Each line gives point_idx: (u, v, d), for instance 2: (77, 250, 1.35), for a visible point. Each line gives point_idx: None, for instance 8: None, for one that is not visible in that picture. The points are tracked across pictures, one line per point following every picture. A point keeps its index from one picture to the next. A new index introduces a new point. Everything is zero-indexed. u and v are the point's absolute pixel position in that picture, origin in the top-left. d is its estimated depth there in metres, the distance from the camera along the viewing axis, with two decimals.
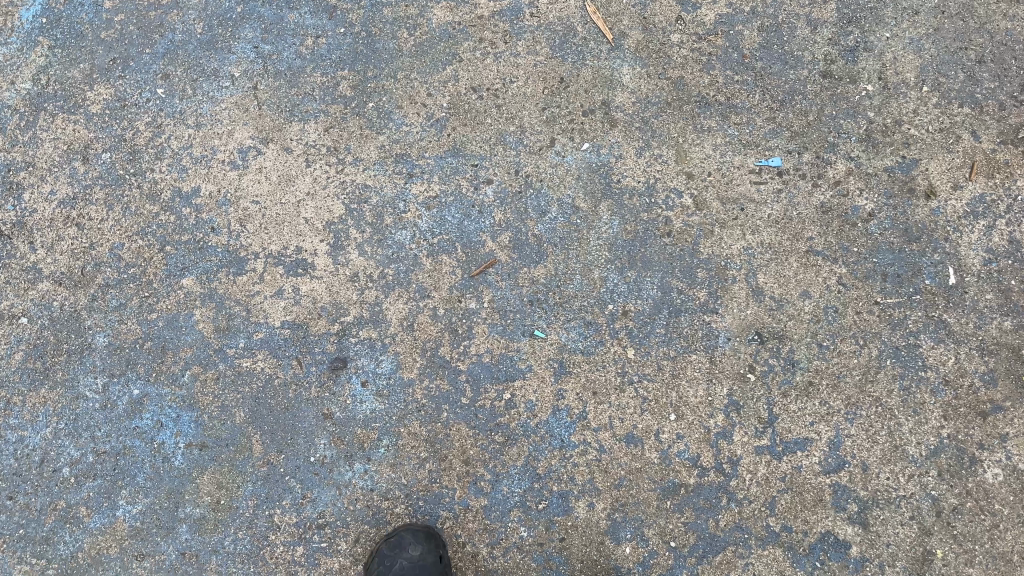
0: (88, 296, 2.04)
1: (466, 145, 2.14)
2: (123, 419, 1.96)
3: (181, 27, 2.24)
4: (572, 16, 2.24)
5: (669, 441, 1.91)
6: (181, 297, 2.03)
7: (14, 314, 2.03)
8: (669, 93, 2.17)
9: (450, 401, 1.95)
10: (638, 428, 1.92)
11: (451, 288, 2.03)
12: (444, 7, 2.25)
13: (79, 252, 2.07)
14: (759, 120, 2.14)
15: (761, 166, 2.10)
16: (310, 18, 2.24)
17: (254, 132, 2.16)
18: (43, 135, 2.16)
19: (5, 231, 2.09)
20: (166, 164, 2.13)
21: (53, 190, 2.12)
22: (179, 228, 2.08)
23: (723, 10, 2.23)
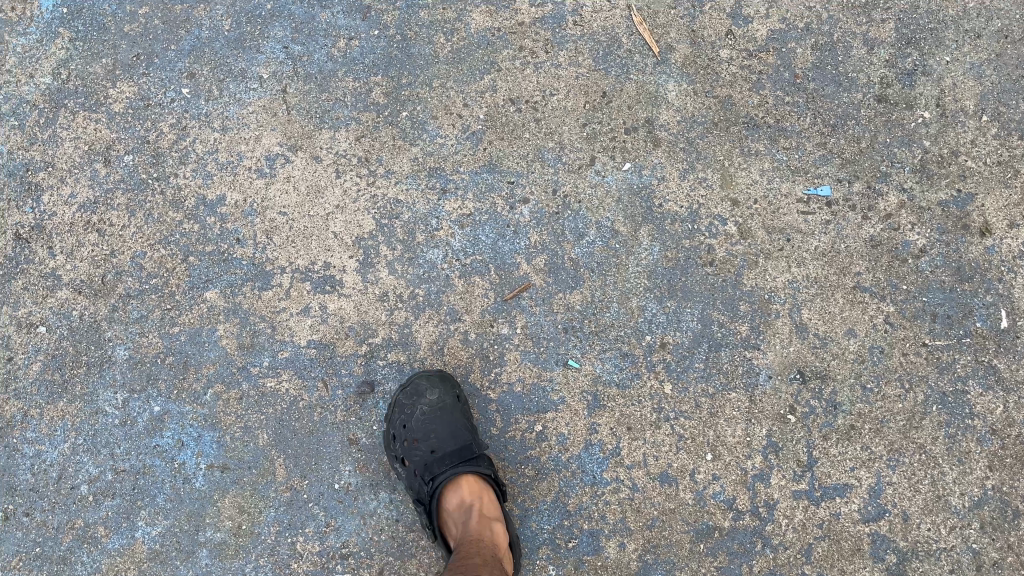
0: (108, 306, 1.97)
1: (502, 160, 2.05)
2: (143, 436, 1.91)
3: (207, 23, 2.14)
4: (617, 26, 2.13)
5: (704, 482, 1.86)
6: (204, 311, 1.97)
7: (32, 322, 1.97)
8: (717, 112, 2.08)
9: (480, 430, 1.90)
10: (672, 467, 1.87)
11: (483, 312, 1.96)
12: (484, 11, 2.14)
13: (99, 260, 2.00)
14: (809, 145, 2.05)
15: (810, 195, 2.02)
16: (342, 18, 2.14)
17: (282, 138, 2.07)
18: (63, 134, 2.08)
19: (23, 234, 2.02)
20: (190, 169, 2.05)
21: (73, 193, 2.04)
22: (203, 238, 2.01)
23: (776, 25, 2.12)
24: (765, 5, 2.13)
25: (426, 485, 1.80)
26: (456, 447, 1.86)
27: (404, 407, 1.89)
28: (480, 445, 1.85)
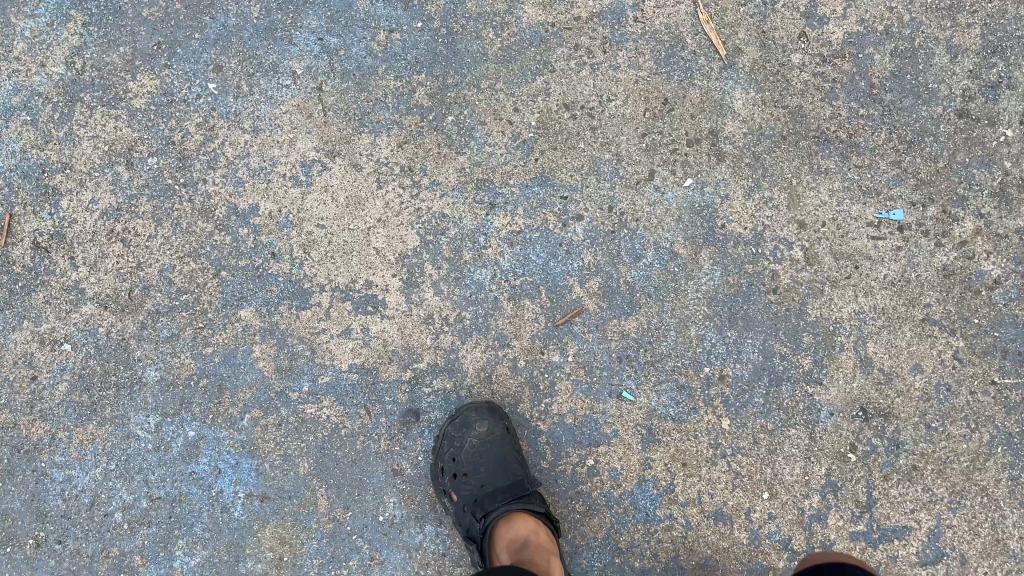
0: (137, 324, 1.87)
1: (556, 172, 1.91)
2: (178, 462, 1.83)
3: (234, 9, 1.96)
4: (682, 25, 1.96)
5: (759, 521, 1.82)
6: (238, 330, 1.86)
7: (55, 339, 1.86)
8: (786, 124, 1.93)
9: (530, 463, 1.84)
10: (728, 505, 1.82)
11: (533, 338, 1.86)
12: (537, 3, 1.96)
13: (125, 273, 1.88)
14: (882, 163, 1.93)
15: (881, 219, 1.90)
16: (382, 8, 1.96)
17: (319, 142, 1.92)
18: (80, 131, 1.92)
19: (41, 243, 1.89)
20: (220, 175, 1.91)
21: (94, 199, 1.90)
22: (236, 251, 1.89)
23: (853, 28, 1.96)
24: (843, 5, 1.96)
25: (479, 522, 1.72)
26: (507, 482, 1.79)
27: (452, 441, 1.80)
28: (532, 481, 1.77)
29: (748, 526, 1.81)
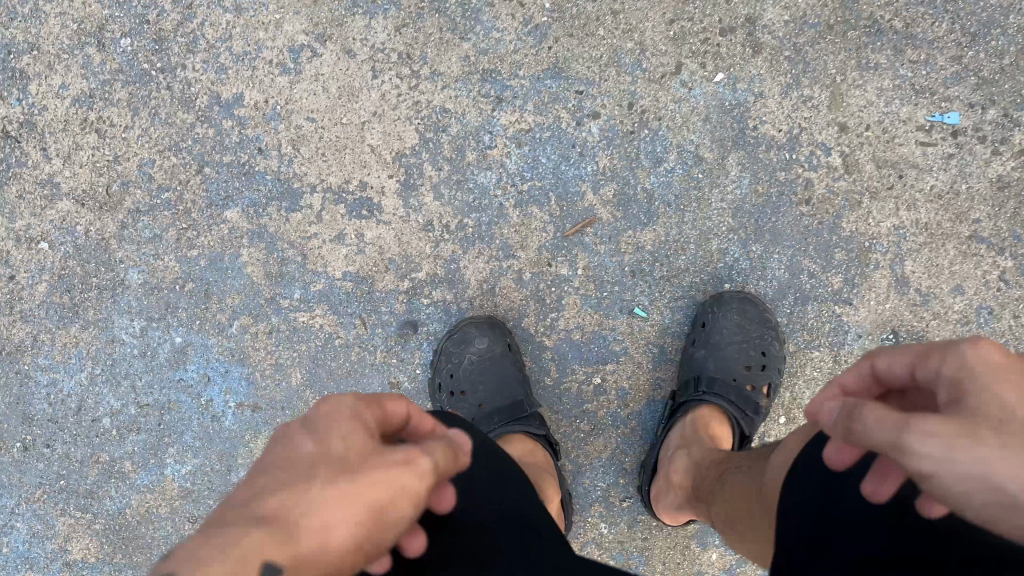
0: (117, 223, 1.74)
1: (571, 64, 1.71)
2: (165, 369, 1.76)
3: None
4: None
5: (778, 358, 1.71)
6: (224, 233, 1.74)
7: (32, 237, 1.75)
8: (834, 11, 1.69)
9: (534, 380, 1.74)
10: (740, 361, 1.72)
11: (540, 248, 1.72)
12: None
13: (102, 167, 1.74)
14: (941, 59, 1.70)
15: (933, 123, 1.70)
16: None
17: (307, 25, 1.72)
18: (45, 8, 1.73)
19: (11, 132, 1.74)
20: (200, 60, 1.73)
21: (65, 84, 1.74)
22: (220, 146, 1.74)
23: None
24: None
25: None
26: (507, 402, 1.72)
27: (451, 355, 1.72)
28: (532, 403, 1.70)
29: (766, 386, 1.70)
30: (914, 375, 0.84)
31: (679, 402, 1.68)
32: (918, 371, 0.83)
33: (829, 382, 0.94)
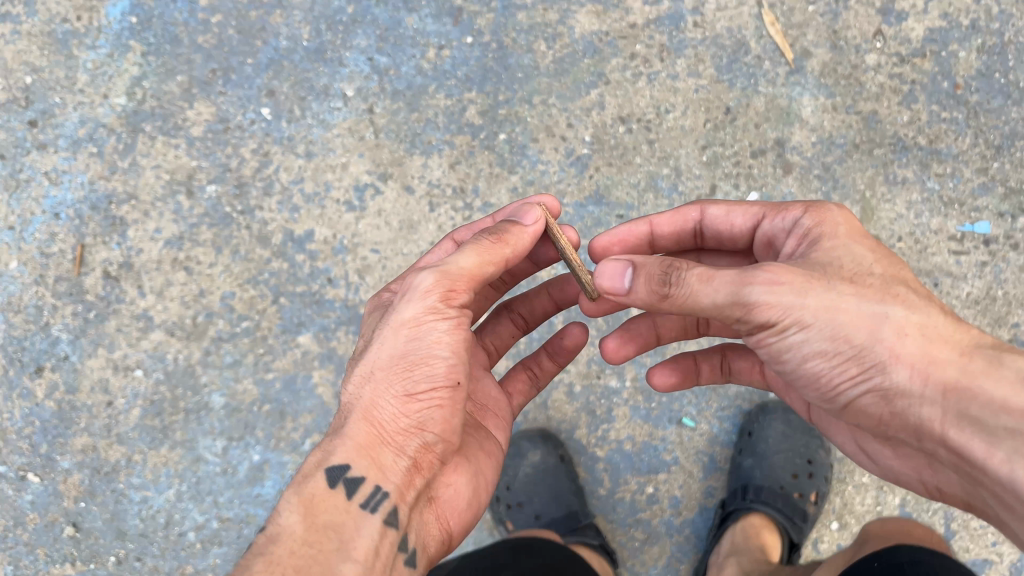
0: (202, 350, 1.92)
1: (611, 190, 1.86)
2: (244, 485, 1.90)
3: (285, 32, 1.97)
4: (745, 28, 1.88)
5: (823, 465, 1.77)
6: (298, 356, 1.90)
7: (128, 365, 1.94)
8: (859, 132, 1.83)
9: (588, 491, 1.81)
10: (788, 470, 1.78)
11: (589, 363, 1.81)
12: (591, 12, 1.91)
13: (189, 301, 1.93)
14: (967, 171, 1.82)
15: (965, 231, 1.79)
16: (431, 24, 1.94)
17: (371, 165, 1.92)
18: (144, 162, 1.98)
19: (112, 272, 1.96)
20: (275, 201, 1.94)
21: (158, 228, 1.96)
22: (293, 277, 1.91)
23: (936, 24, 1.86)
24: None
25: None
26: (561, 513, 1.77)
27: (508, 470, 1.86)
28: (587, 513, 1.77)
29: (814, 495, 1.74)
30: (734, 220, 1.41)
31: (730, 509, 1.73)
32: (706, 216, 1.44)
33: (649, 222, 1.48)
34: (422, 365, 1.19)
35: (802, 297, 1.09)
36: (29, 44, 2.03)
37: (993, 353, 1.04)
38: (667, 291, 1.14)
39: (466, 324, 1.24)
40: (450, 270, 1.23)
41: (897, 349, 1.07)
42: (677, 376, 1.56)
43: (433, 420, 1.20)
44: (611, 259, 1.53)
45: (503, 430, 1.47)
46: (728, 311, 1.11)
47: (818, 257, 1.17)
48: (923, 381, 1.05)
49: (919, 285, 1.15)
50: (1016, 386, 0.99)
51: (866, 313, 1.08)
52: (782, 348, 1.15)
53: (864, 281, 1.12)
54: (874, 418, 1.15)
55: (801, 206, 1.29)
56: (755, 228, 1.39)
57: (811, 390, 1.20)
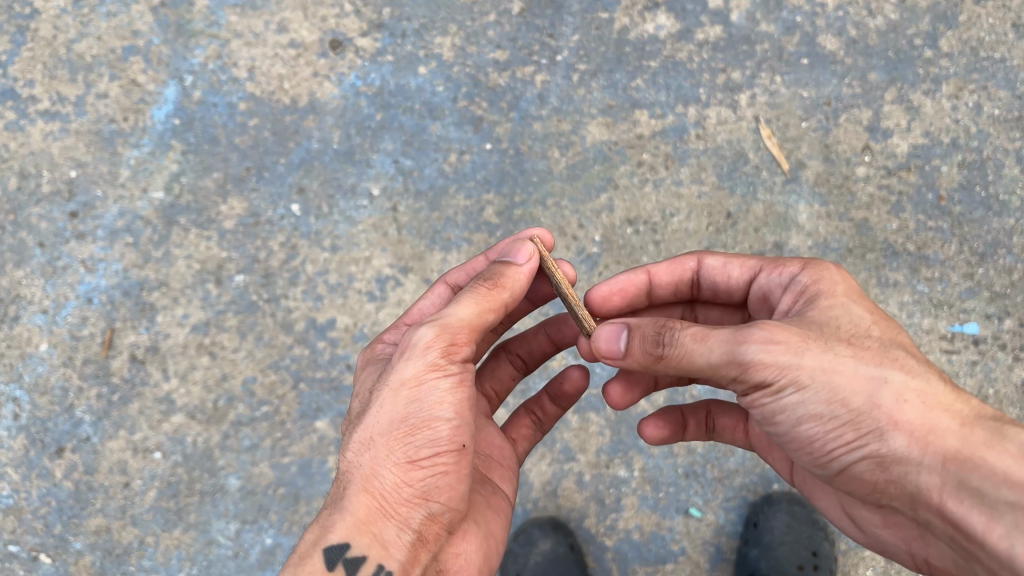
0: (221, 433, 1.98)
1: None
2: (255, 568, 1.93)
3: (317, 135, 2.12)
4: (744, 140, 2.03)
5: (828, 555, 1.81)
6: (315, 441, 1.96)
7: (147, 447, 1.99)
8: (852, 237, 1.96)
9: None
10: (793, 560, 1.81)
11: (599, 452, 1.88)
12: (601, 123, 2.07)
13: (211, 384, 2.00)
14: (954, 276, 1.94)
15: (954, 332, 1.90)
16: (453, 131, 2.09)
17: (393, 259, 2.03)
18: (176, 252, 2.08)
19: (138, 355, 2.03)
20: (300, 290, 2.04)
21: (186, 314, 2.04)
22: (313, 363, 2.00)
23: (920, 140, 2.02)
24: (906, 117, 2.03)
25: None
26: None
27: (516, 556, 1.85)
28: None
29: None
30: (730, 271, 1.57)
31: None
32: (703, 267, 1.60)
33: (649, 271, 1.62)
34: (423, 429, 1.24)
35: (798, 356, 1.19)
36: (77, 141, 2.16)
37: (992, 425, 1.13)
38: (660, 349, 1.26)
39: (467, 378, 1.30)
40: (449, 322, 1.31)
41: (895, 414, 1.15)
42: (669, 427, 1.64)
43: (439, 489, 1.25)
44: (610, 308, 1.64)
45: (508, 481, 1.57)
46: (723, 369, 1.22)
47: (814, 318, 1.27)
48: (921, 446, 1.14)
49: (916, 349, 1.25)
50: (1019, 461, 1.06)
51: (863, 376, 1.18)
52: (778, 409, 1.24)
53: (863, 343, 1.22)
54: (865, 479, 1.23)
55: (798, 261, 1.44)
56: (750, 279, 1.54)
57: (806, 453, 1.29)
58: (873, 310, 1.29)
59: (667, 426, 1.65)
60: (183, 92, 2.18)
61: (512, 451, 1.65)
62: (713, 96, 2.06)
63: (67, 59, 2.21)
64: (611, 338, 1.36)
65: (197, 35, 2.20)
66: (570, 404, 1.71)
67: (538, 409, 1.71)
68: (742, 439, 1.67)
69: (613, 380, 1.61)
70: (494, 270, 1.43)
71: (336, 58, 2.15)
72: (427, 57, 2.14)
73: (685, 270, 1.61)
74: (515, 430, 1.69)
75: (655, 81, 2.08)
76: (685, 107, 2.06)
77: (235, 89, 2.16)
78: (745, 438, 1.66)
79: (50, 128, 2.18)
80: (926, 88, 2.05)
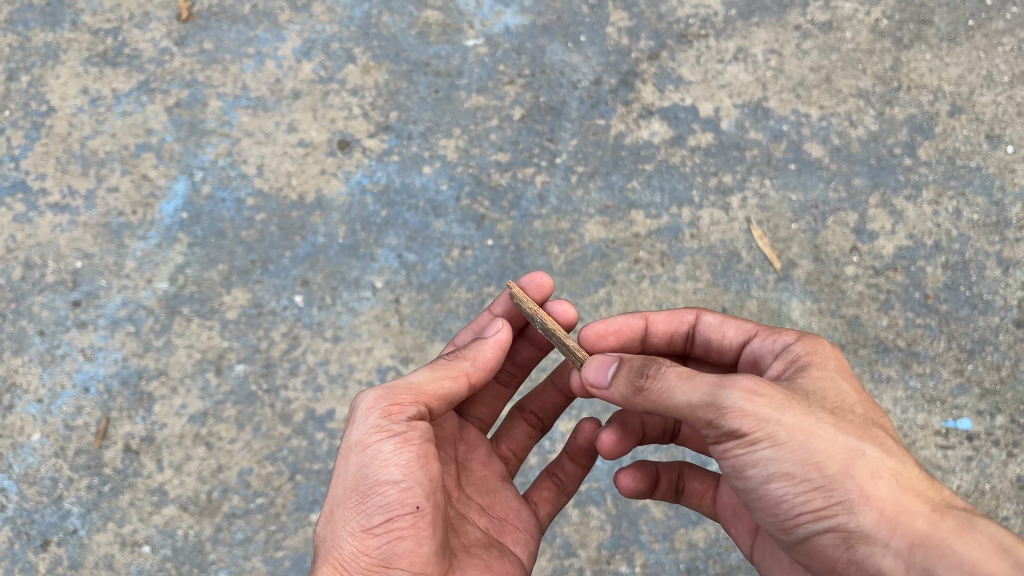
0: (213, 526, 1.94)
1: None
2: None
3: (323, 230, 2.18)
4: (737, 239, 2.11)
5: None
6: (310, 534, 1.93)
7: (136, 541, 1.94)
8: (844, 333, 2.01)
9: None
10: None
11: (599, 547, 1.86)
12: (599, 222, 2.14)
13: (206, 476, 1.97)
14: (944, 371, 1.99)
15: (948, 427, 1.94)
16: (457, 227, 2.16)
17: (394, 349, 2.06)
18: (178, 341, 2.08)
19: (132, 445, 2.00)
20: (301, 380, 2.05)
21: (184, 404, 2.03)
22: (311, 455, 1.99)
23: (904, 242, 2.11)
24: (890, 220, 2.13)
25: None
26: None
27: None
28: None
29: None
30: (724, 327, 1.61)
31: None
32: (699, 320, 1.65)
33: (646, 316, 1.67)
34: (373, 493, 1.31)
35: (779, 414, 1.20)
36: (84, 233, 2.19)
37: (963, 515, 1.16)
38: (643, 381, 1.31)
39: (413, 436, 1.36)
40: (396, 386, 1.41)
41: (869, 488, 1.16)
42: (643, 481, 1.68)
43: (397, 555, 1.29)
44: (604, 347, 1.66)
45: (522, 544, 1.61)
46: (701, 411, 1.22)
47: (801, 387, 1.30)
48: (890, 526, 1.14)
49: (895, 435, 1.28)
50: (988, 553, 1.09)
51: (842, 445, 1.19)
52: (750, 463, 1.22)
53: (846, 418, 1.25)
54: (823, 553, 1.22)
55: (794, 332, 1.49)
56: (743, 342, 1.58)
57: (768, 516, 1.26)
58: (857, 390, 1.33)
59: (641, 481, 1.68)
60: (192, 186, 2.23)
61: (534, 515, 1.70)
62: (706, 197, 2.16)
63: (79, 154, 2.27)
64: (599, 370, 1.42)
65: (209, 133, 2.28)
66: (589, 461, 1.77)
67: (560, 471, 1.78)
68: (709, 507, 1.70)
69: (608, 428, 1.63)
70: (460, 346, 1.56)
71: (344, 157, 2.24)
72: (432, 158, 2.23)
73: (682, 323, 1.67)
74: (537, 494, 1.75)
75: (650, 184, 2.18)
76: (679, 208, 2.15)
77: (244, 185, 2.23)
78: (712, 506, 1.69)
79: (59, 220, 2.20)
80: (908, 193, 2.15)
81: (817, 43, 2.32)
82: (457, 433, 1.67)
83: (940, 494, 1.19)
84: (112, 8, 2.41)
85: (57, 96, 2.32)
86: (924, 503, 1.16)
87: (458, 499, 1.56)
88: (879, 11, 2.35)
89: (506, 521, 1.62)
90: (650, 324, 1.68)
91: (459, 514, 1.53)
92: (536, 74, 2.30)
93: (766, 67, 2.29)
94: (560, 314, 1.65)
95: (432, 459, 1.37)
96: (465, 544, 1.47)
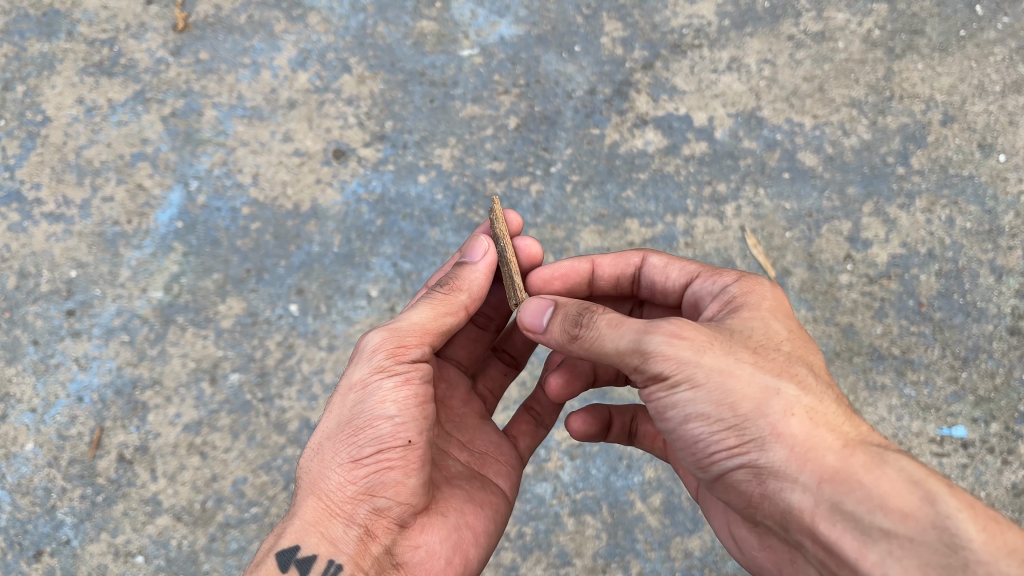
0: (207, 536, 1.93)
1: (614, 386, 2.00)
2: None
3: (318, 238, 2.18)
4: (731, 248, 2.12)
5: None
6: None
7: (129, 551, 1.93)
8: (839, 341, 2.02)
9: None
10: None
11: (595, 555, 1.86)
12: (593, 231, 2.15)
13: (201, 485, 1.96)
14: (939, 379, 1.99)
15: (943, 435, 1.94)
16: (452, 236, 2.17)
17: None
18: (172, 350, 2.08)
19: (127, 455, 2.00)
20: (296, 390, 2.05)
21: (178, 413, 2.02)
22: None
23: (897, 250, 2.12)
24: (883, 229, 2.14)
25: None
26: None
27: None
28: None
29: None
30: (669, 266, 1.64)
31: None
32: (646, 260, 1.67)
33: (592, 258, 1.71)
34: (367, 428, 1.35)
35: (698, 355, 1.24)
36: (79, 242, 2.18)
37: (875, 450, 1.18)
38: (578, 329, 1.35)
39: (415, 376, 1.40)
40: (401, 327, 1.43)
41: (780, 426, 1.19)
42: (594, 424, 1.69)
43: (383, 485, 1.34)
44: (550, 292, 1.70)
45: (504, 475, 1.64)
46: (627, 357, 1.27)
47: (732, 326, 1.33)
48: (800, 462, 1.17)
49: (822, 373, 1.31)
50: (895, 487, 1.12)
51: (758, 384, 1.22)
52: (670, 404, 1.27)
53: (769, 356, 1.28)
54: (738, 489, 1.26)
55: (733, 273, 1.50)
56: (685, 284, 1.61)
57: (689, 455, 1.30)
58: (789, 330, 1.36)
59: (594, 424, 1.70)
60: (188, 196, 2.23)
61: (515, 449, 1.72)
62: (701, 206, 2.17)
63: (75, 163, 2.27)
64: (535, 316, 1.45)
65: (204, 142, 2.28)
66: None
67: (537, 405, 1.80)
68: (660, 449, 1.71)
69: (554, 372, 1.67)
70: (450, 277, 1.56)
71: (339, 166, 2.24)
72: (427, 167, 2.24)
73: (629, 265, 1.69)
74: (516, 428, 1.77)
75: (645, 193, 2.19)
76: (674, 217, 2.16)
77: (240, 194, 2.23)
78: (663, 449, 1.71)
79: (53, 230, 2.20)
80: (901, 202, 2.17)
81: (810, 52, 2.33)
82: (438, 372, 1.68)
83: (857, 430, 1.22)
84: (108, 19, 2.42)
85: (53, 105, 2.33)
86: (838, 439, 1.19)
87: (439, 435, 1.58)
88: (871, 22, 2.37)
89: (492, 456, 1.65)
90: (597, 265, 1.71)
91: (440, 449, 1.56)
92: (530, 84, 2.31)
93: (759, 76, 2.30)
94: (523, 251, 1.68)
95: (430, 399, 1.42)
96: (446, 476, 1.51)
